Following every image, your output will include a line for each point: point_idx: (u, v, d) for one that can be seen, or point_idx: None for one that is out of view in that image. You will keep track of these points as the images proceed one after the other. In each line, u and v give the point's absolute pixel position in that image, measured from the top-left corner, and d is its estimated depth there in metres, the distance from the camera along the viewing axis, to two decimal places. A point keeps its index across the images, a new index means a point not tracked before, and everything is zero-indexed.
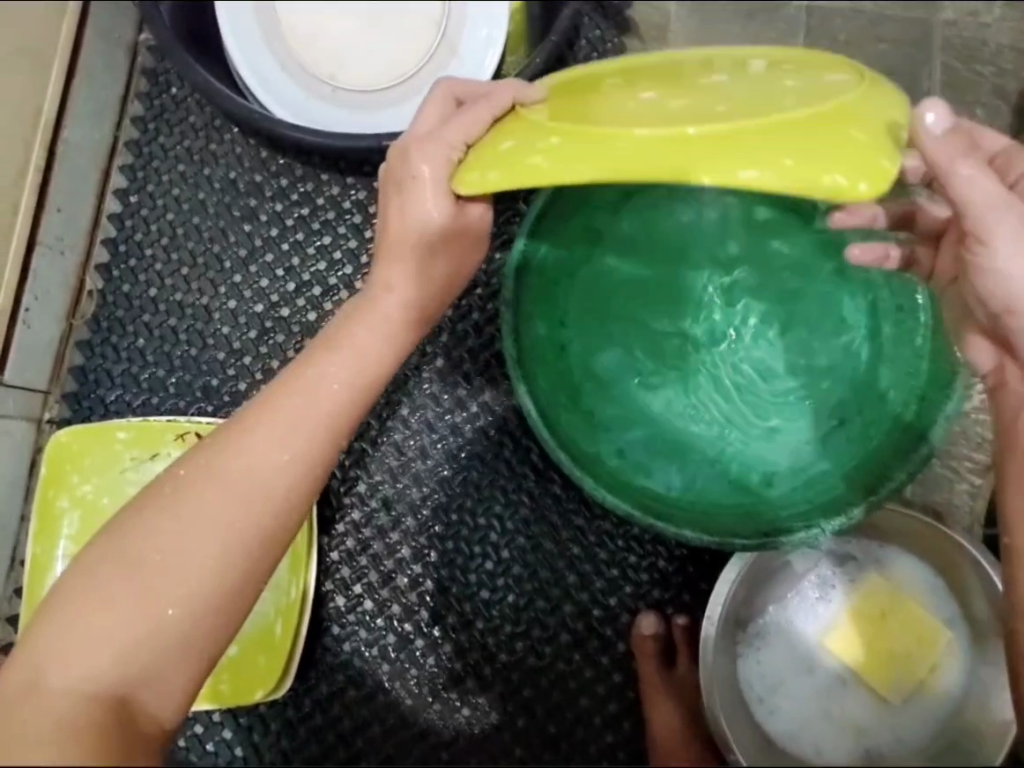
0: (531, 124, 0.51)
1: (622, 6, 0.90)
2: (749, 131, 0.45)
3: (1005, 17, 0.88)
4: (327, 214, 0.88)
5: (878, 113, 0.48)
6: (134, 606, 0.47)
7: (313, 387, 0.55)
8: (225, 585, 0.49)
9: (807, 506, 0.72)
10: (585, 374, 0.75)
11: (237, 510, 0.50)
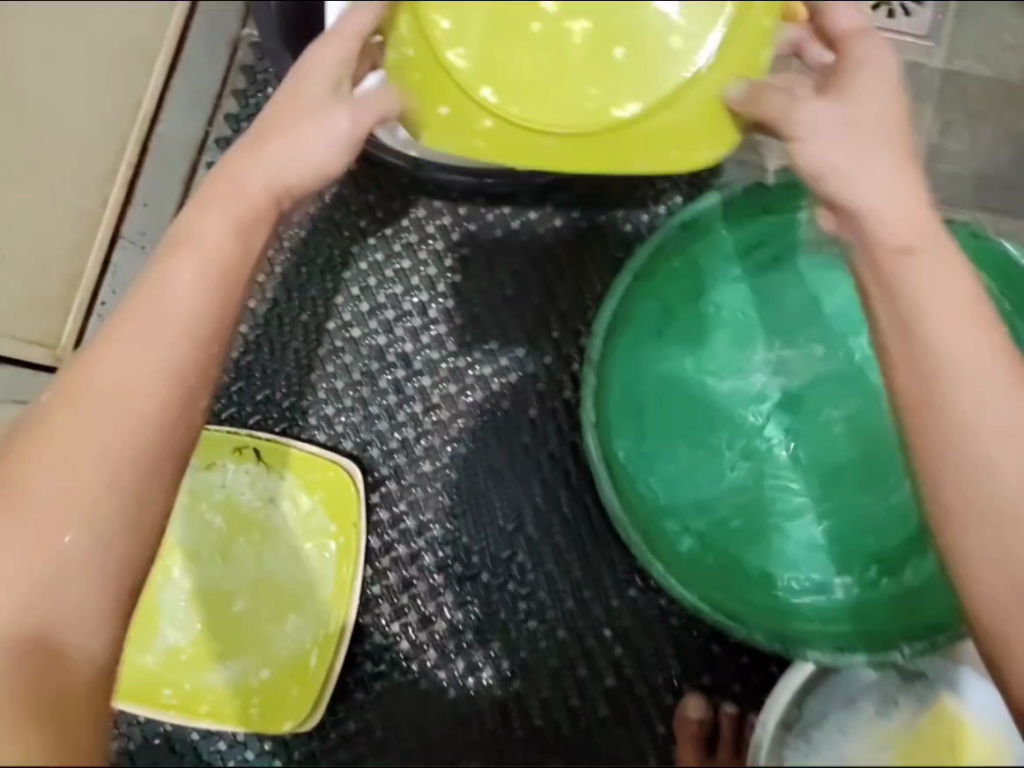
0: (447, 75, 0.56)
1: None
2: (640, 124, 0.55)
3: None
4: (409, 236, 0.84)
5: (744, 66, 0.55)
6: (47, 522, 0.51)
7: (167, 294, 0.52)
8: (123, 493, 0.52)
9: (849, 631, 0.67)
10: (659, 444, 0.72)
11: (54, 440, 0.52)
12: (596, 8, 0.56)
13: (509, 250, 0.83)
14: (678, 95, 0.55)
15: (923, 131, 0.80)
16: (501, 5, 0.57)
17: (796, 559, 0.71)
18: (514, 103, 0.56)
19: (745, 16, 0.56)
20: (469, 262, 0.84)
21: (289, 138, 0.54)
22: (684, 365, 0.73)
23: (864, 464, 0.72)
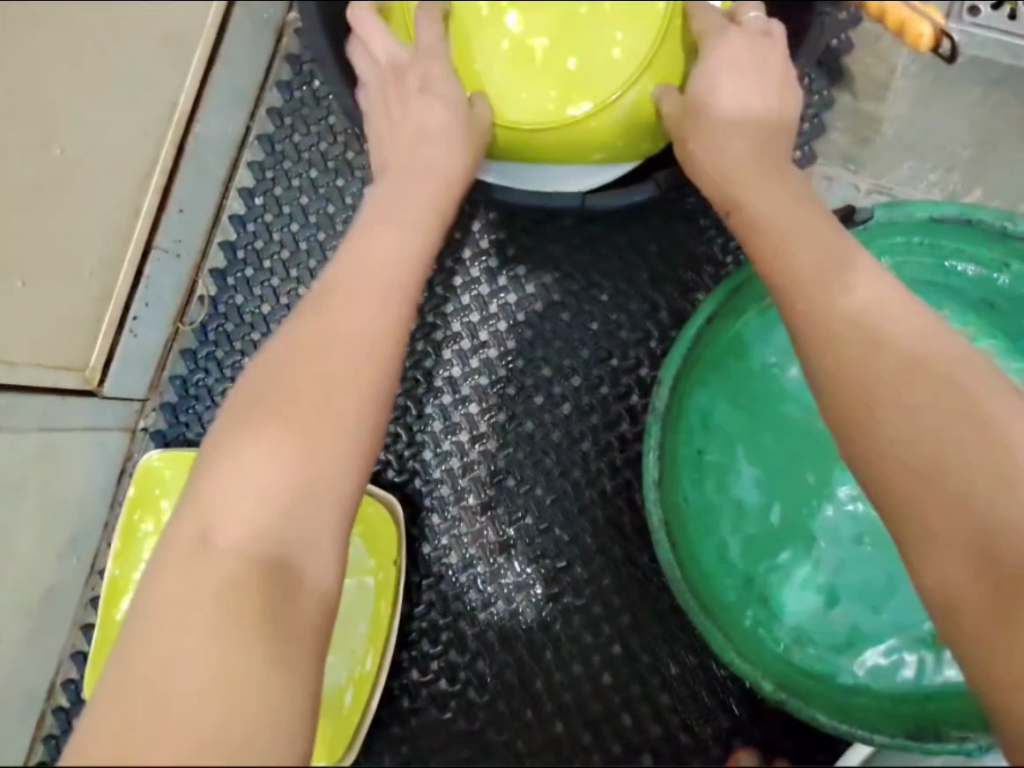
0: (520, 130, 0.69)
1: (840, 52, 0.77)
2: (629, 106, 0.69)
3: None
4: (460, 250, 0.79)
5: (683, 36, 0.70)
6: (260, 485, 0.40)
7: (360, 300, 0.51)
8: (337, 496, 0.43)
9: (895, 722, 0.61)
10: (728, 509, 0.68)
11: (268, 410, 0.44)
12: (556, 55, 0.70)
13: (568, 269, 0.78)
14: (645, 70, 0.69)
15: None
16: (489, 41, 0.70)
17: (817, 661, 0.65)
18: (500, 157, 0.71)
19: (654, 60, 0.69)
20: (523, 282, 0.78)
21: (401, 117, 0.65)
22: (759, 425, 0.69)
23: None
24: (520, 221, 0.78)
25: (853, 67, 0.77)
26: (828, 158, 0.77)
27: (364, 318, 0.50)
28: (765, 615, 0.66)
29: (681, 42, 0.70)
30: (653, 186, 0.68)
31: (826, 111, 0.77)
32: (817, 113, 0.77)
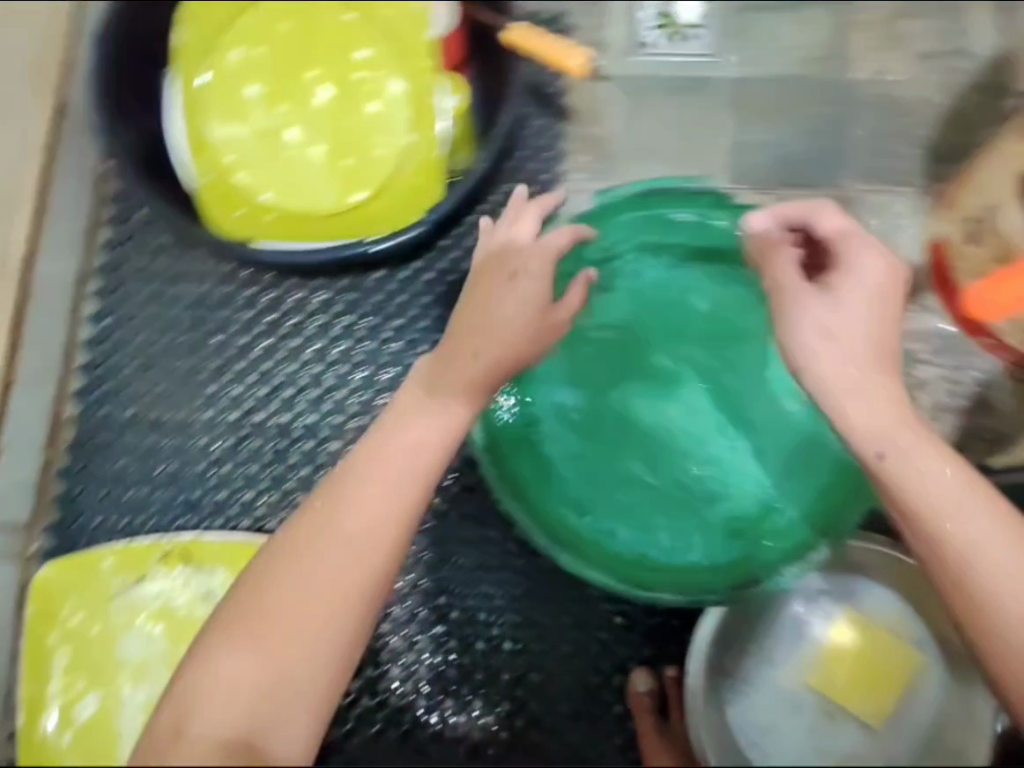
0: (339, 220, 0.81)
1: (558, 93, 0.96)
2: (415, 172, 0.81)
3: (920, 66, 0.94)
4: (293, 317, 0.91)
5: (435, 103, 0.81)
6: (234, 687, 0.53)
7: (359, 508, 0.58)
8: (306, 685, 0.54)
9: (776, 549, 0.78)
10: (559, 452, 0.83)
11: (255, 620, 0.54)
12: (332, 157, 0.80)
13: (389, 311, 0.91)
14: (416, 142, 0.81)
15: (727, 133, 0.95)
16: (271, 151, 0.80)
17: (711, 527, 0.81)
18: (292, 237, 0.82)
19: (413, 161, 0.81)
20: (355, 330, 0.91)
21: (505, 313, 0.61)
22: (599, 367, 0.86)
23: (727, 422, 0.84)
24: (340, 279, 0.91)
25: (572, 102, 0.96)
26: (575, 174, 0.95)
27: (360, 524, 0.57)
28: (606, 525, 0.81)
29: (436, 121, 0.81)
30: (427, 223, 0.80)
31: (560, 141, 0.95)
32: (554, 142, 0.95)
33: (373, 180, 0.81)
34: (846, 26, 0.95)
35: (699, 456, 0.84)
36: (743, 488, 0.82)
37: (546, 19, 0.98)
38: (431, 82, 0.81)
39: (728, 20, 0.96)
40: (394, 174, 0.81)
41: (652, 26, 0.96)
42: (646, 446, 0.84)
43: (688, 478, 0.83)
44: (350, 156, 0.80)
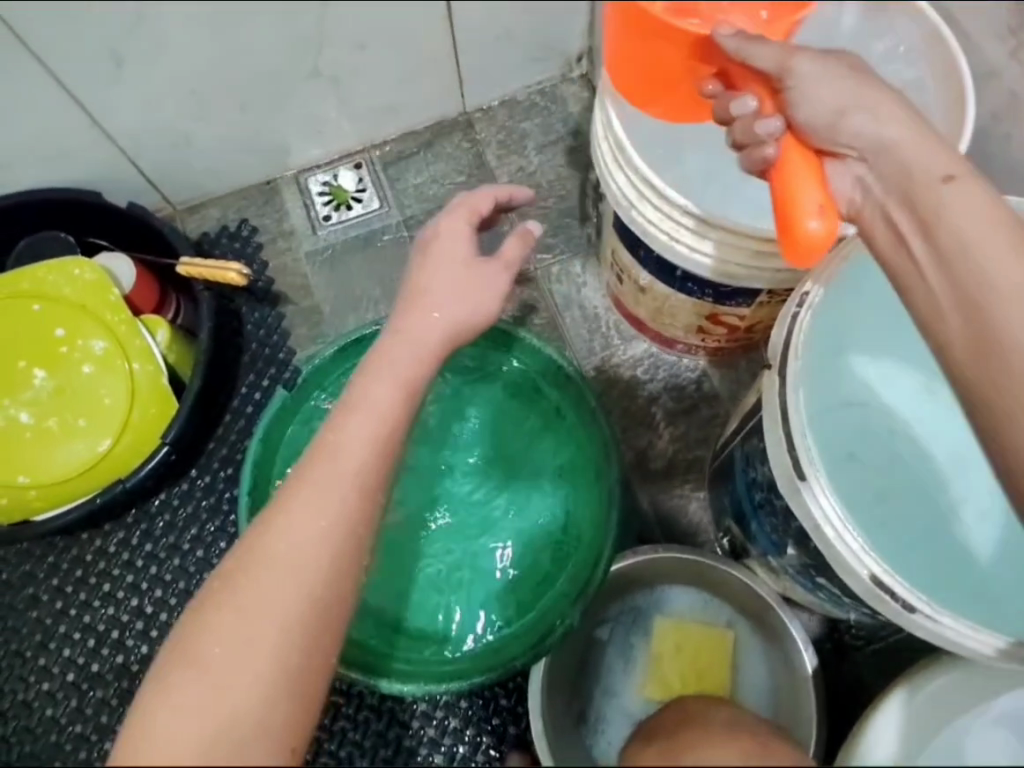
0: (96, 468, 0.92)
1: (267, 286, 1.11)
2: (143, 401, 0.93)
3: (546, 158, 1.14)
4: (98, 565, 0.99)
5: (137, 342, 0.94)
6: (183, 730, 0.51)
7: (296, 521, 0.60)
8: (262, 719, 0.52)
9: (566, 597, 0.87)
10: (396, 591, 0.92)
11: (197, 665, 0.54)
12: (69, 424, 0.92)
13: (181, 523, 1.01)
14: (134, 378, 0.93)
15: None
16: (14, 441, 0.92)
17: (533, 602, 0.90)
18: (57, 502, 0.92)
19: (139, 395, 0.93)
20: (157, 554, 1.00)
21: (439, 270, 0.71)
22: (428, 496, 0.95)
23: (525, 497, 0.94)
24: (130, 516, 1.01)
25: (282, 288, 1.11)
26: (304, 346, 1.09)
27: (296, 548, 0.59)
28: (447, 642, 0.90)
29: (143, 355, 0.94)
30: (164, 444, 0.91)
31: (283, 322, 1.09)
32: (278, 326, 1.09)
33: (110, 425, 0.92)
34: (477, 148, 1.14)
35: (517, 544, 0.93)
36: (547, 550, 0.92)
37: (233, 229, 1.13)
38: (126, 327, 0.93)
39: (382, 177, 1.14)
40: (126, 411, 0.93)
41: (324, 204, 1.14)
42: (487, 550, 0.93)
43: (513, 569, 0.92)
44: (84, 416, 0.92)
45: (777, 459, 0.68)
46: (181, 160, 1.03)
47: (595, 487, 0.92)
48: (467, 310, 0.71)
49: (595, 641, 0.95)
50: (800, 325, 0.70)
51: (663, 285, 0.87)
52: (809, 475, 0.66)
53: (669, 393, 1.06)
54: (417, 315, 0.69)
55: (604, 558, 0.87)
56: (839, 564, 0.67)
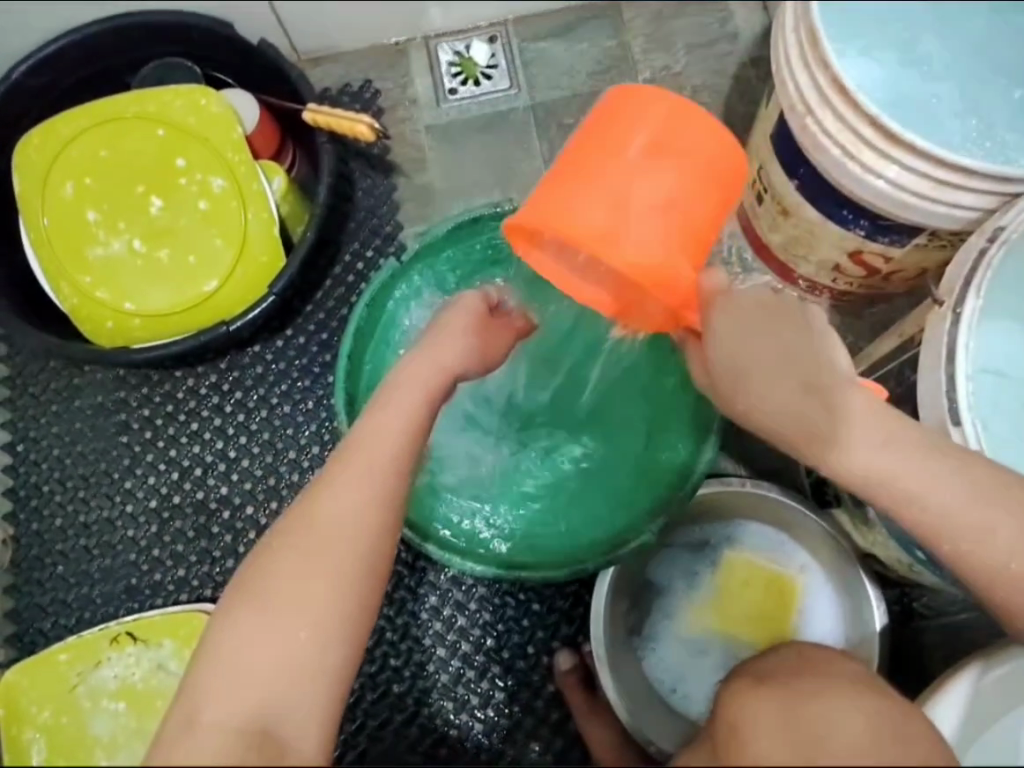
0: (200, 307, 0.92)
1: (382, 153, 1.07)
2: (252, 247, 0.92)
3: (693, 59, 1.06)
4: (188, 404, 1.00)
5: (254, 186, 0.92)
6: (248, 666, 0.55)
7: (348, 481, 0.63)
8: (321, 665, 0.57)
9: (648, 512, 0.87)
10: (468, 486, 0.92)
11: (258, 608, 0.58)
12: (179, 259, 0.92)
13: (273, 377, 1.01)
14: (247, 222, 0.92)
15: (537, 156, 1.08)
16: (123, 266, 0.91)
17: (610, 511, 0.89)
18: (157, 335, 0.92)
19: (251, 240, 0.92)
20: (246, 401, 1.00)
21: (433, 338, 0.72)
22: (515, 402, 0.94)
23: (612, 411, 0.93)
24: (224, 360, 1.01)
25: (397, 159, 1.08)
26: (411, 222, 1.07)
27: (348, 508, 0.62)
28: (521, 537, 0.89)
29: (258, 201, 0.92)
30: (269, 294, 0.91)
31: (393, 194, 1.07)
32: (388, 197, 1.07)
33: (218, 266, 0.91)
34: (622, 40, 1.07)
35: (593, 456, 0.93)
36: (627, 466, 0.91)
37: (356, 89, 1.08)
38: (245, 169, 0.91)
39: (517, 58, 1.08)
40: (236, 255, 0.92)
41: (452, 77, 1.08)
42: (565, 463, 0.93)
43: (588, 479, 0.92)
44: (194, 252, 0.91)
45: (929, 408, 0.69)
46: (316, 5, 0.99)
47: (695, 406, 0.88)
48: (452, 353, 0.71)
49: (662, 560, 0.94)
50: (988, 260, 0.68)
51: (814, 209, 0.82)
52: (963, 422, 0.67)
53: None
54: (455, 330, 0.73)
55: (694, 479, 0.85)
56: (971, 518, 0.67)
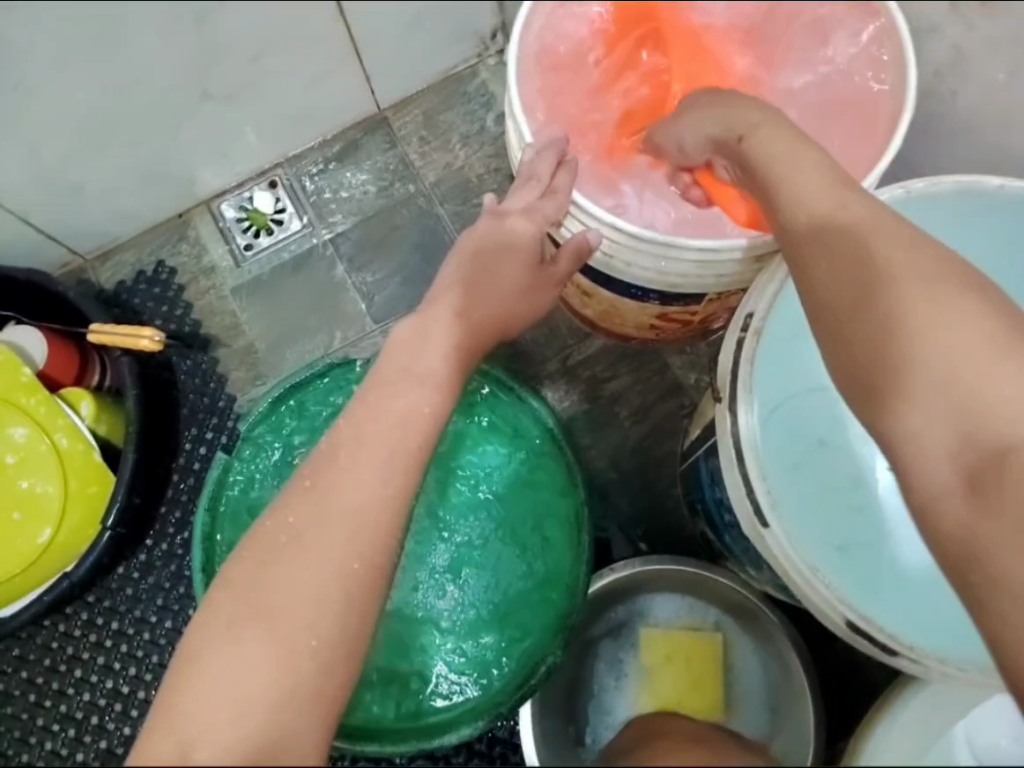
0: (42, 560, 0.87)
1: (196, 330, 1.04)
2: (78, 481, 0.88)
3: (473, 151, 1.07)
4: (66, 651, 0.95)
5: (60, 421, 0.88)
6: (247, 688, 0.46)
7: (364, 467, 0.55)
8: (319, 694, 0.48)
9: (546, 633, 0.85)
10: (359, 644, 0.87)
11: (256, 616, 0.49)
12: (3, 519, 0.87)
13: (145, 595, 0.97)
14: (65, 458, 0.88)
15: (350, 286, 1.06)
16: None
17: (513, 637, 0.86)
18: (8, 601, 0.88)
19: (74, 476, 0.88)
20: (126, 630, 0.96)
21: (501, 247, 0.69)
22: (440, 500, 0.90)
23: (489, 527, 0.89)
24: (91, 594, 0.96)
25: (212, 330, 1.05)
26: (245, 388, 1.04)
27: (362, 508, 0.54)
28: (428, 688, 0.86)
29: (69, 434, 0.88)
30: (107, 530, 0.88)
31: (218, 367, 1.04)
32: (214, 372, 1.04)
33: (47, 513, 0.87)
34: (400, 149, 1.06)
35: (482, 576, 0.88)
36: (513, 583, 0.88)
37: (151, 273, 1.05)
38: (47, 408, 0.88)
39: (303, 197, 1.06)
40: (63, 496, 0.87)
41: (244, 232, 1.06)
42: (458, 586, 0.88)
43: (480, 604, 0.88)
44: (17, 507, 0.87)
45: (741, 505, 0.66)
46: (79, 214, 0.96)
47: (564, 510, 0.88)
48: (520, 315, 0.70)
49: (583, 661, 0.93)
50: (748, 352, 0.68)
51: (609, 293, 0.81)
52: (772, 522, 0.65)
53: (631, 390, 1.01)
54: (425, 334, 0.63)
55: (580, 590, 0.86)
56: (817, 611, 0.67)
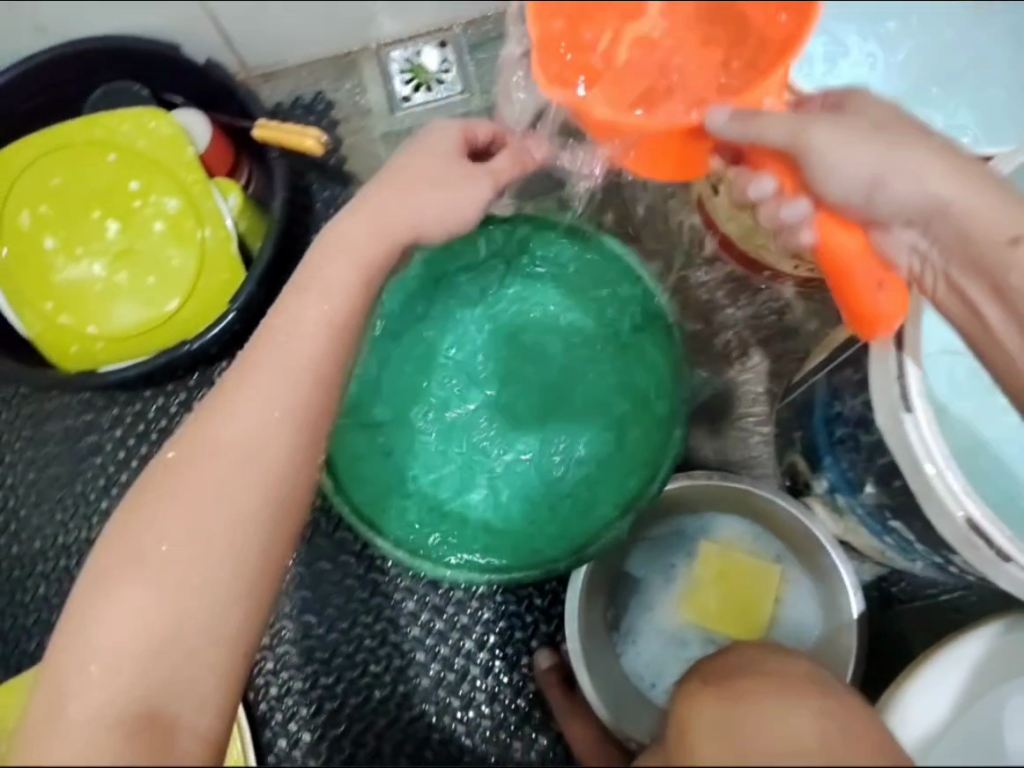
0: (163, 328, 0.93)
1: (338, 162, 1.09)
2: (211, 265, 0.93)
3: None
4: (159, 422, 1.01)
5: (208, 205, 0.93)
6: (123, 631, 0.56)
7: (245, 409, 0.63)
8: (208, 629, 0.57)
9: (615, 508, 0.89)
10: (426, 475, 0.91)
11: (145, 561, 0.58)
12: (138, 281, 0.93)
13: None
14: (206, 240, 0.93)
15: None
16: (86, 293, 0.92)
17: (581, 505, 0.90)
18: (124, 357, 0.93)
19: (209, 260, 0.93)
20: None
21: (413, 170, 0.72)
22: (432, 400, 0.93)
23: (572, 399, 0.93)
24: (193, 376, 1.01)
25: (354, 168, 1.09)
26: None
27: (255, 429, 0.63)
28: (490, 534, 0.90)
29: (213, 220, 0.93)
30: (230, 310, 0.90)
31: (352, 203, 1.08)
32: (347, 207, 1.08)
33: (178, 285, 0.93)
34: None
35: (550, 445, 0.92)
36: (583, 452, 0.92)
37: (309, 100, 1.09)
38: (200, 189, 0.92)
39: (466, 61, 1.07)
40: (195, 274, 0.93)
41: (404, 83, 1.09)
42: (526, 449, 0.92)
43: (544, 469, 0.92)
44: (153, 272, 0.93)
45: (881, 395, 0.68)
46: (260, 27, 0.99)
47: (657, 402, 0.91)
48: (440, 221, 0.72)
49: (635, 557, 0.95)
50: None
51: None
52: (915, 408, 0.67)
53: (743, 320, 1.01)
54: (339, 260, 0.69)
55: (660, 475, 0.87)
56: (935, 505, 0.66)
